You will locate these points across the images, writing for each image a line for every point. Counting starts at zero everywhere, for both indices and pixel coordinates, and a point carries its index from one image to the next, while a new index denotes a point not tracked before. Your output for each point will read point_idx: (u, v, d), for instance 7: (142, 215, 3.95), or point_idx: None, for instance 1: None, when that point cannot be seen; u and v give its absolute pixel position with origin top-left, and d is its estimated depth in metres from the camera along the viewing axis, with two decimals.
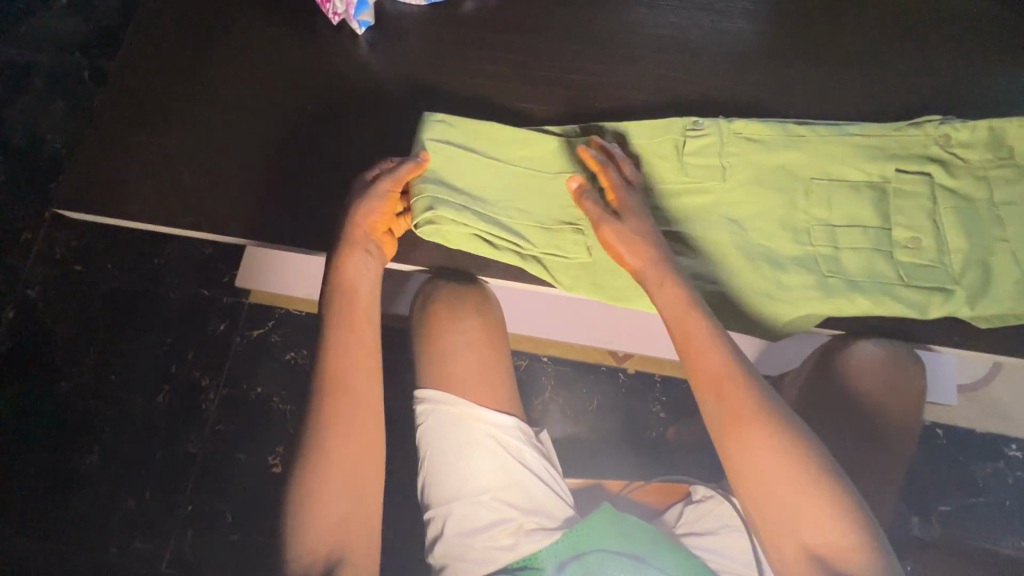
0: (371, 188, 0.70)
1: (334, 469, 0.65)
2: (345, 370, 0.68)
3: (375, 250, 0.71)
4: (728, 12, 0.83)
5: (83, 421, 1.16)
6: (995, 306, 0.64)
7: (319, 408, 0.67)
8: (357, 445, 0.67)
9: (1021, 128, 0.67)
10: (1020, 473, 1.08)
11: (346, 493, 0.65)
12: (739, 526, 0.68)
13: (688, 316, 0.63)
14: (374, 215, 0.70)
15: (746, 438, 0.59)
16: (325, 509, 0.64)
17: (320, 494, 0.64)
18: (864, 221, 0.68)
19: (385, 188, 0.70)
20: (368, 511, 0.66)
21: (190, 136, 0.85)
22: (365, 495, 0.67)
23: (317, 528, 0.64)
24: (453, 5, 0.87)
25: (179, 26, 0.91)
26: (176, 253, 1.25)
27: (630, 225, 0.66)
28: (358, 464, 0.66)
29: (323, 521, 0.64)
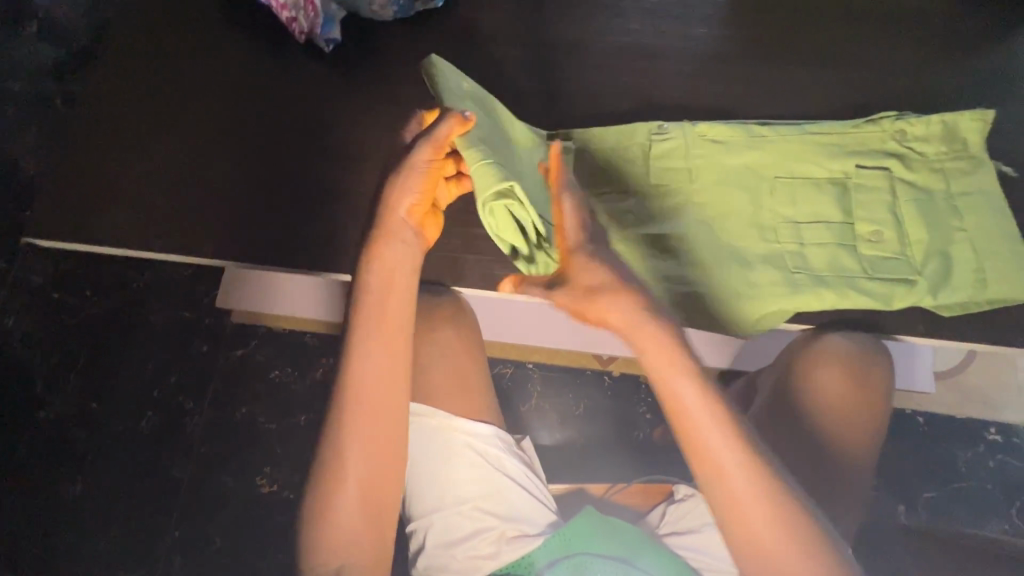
0: (411, 155, 0.66)
1: (352, 475, 0.64)
2: (367, 380, 0.65)
3: (410, 237, 0.69)
4: (689, 18, 0.85)
5: (66, 449, 1.15)
6: (957, 294, 0.66)
7: (339, 417, 0.65)
8: (377, 451, 0.65)
9: (972, 121, 0.70)
10: (1001, 457, 1.09)
11: (363, 500, 0.65)
12: None
13: (676, 375, 0.60)
14: (408, 199, 0.68)
15: (744, 508, 0.58)
16: (342, 516, 0.64)
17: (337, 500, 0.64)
18: (828, 216, 0.70)
19: (425, 156, 0.65)
20: (384, 519, 0.66)
21: (161, 159, 0.85)
22: (383, 503, 0.66)
23: (334, 535, 0.64)
24: (419, 20, 0.88)
25: (147, 50, 0.91)
26: (156, 276, 1.24)
27: (581, 282, 0.63)
28: (377, 470, 0.65)
29: (339, 528, 0.64)
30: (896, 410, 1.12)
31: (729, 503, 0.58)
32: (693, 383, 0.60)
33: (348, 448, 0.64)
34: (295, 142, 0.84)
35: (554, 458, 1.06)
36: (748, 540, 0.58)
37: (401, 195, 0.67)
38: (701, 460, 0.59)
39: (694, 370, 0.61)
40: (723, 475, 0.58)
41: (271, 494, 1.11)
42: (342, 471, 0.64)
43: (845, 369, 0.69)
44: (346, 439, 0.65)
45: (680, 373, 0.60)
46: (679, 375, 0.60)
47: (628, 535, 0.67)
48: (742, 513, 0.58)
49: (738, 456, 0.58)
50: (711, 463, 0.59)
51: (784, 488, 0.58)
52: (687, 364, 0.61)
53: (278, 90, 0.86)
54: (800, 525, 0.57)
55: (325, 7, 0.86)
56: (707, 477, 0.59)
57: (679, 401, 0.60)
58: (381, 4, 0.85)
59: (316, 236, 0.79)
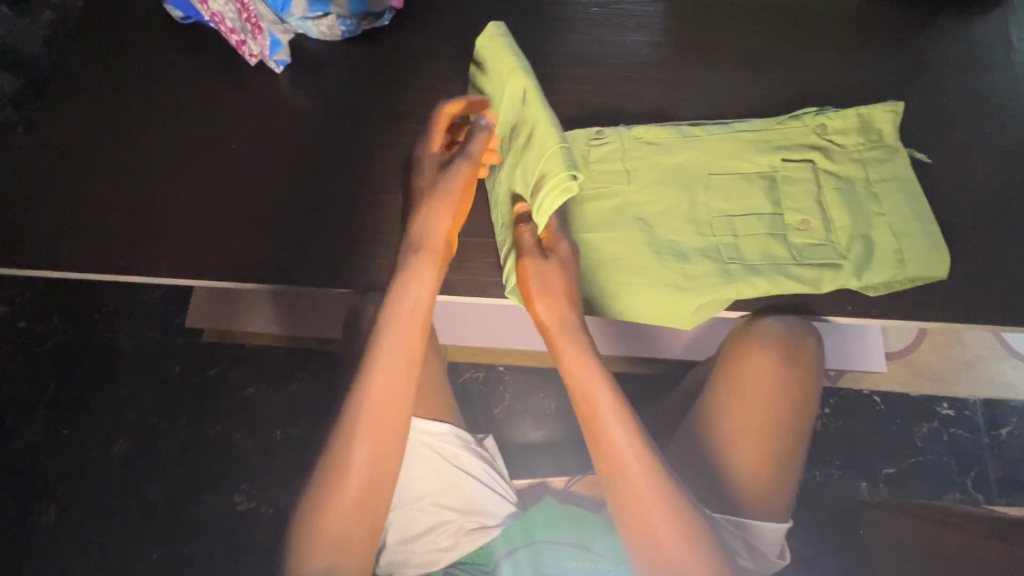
0: (450, 170, 0.71)
1: (356, 469, 0.65)
2: (389, 379, 0.67)
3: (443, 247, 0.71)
4: (624, 27, 0.90)
5: (40, 478, 1.14)
6: (881, 274, 0.71)
7: (353, 413, 0.67)
8: (378, 446, 0.66)
9: (886, 112, 0.76)
10: (954, 431, 1.12)
11: (362, 496, 0.66)
12: None
13: (593, 377, 0.68)
14: (444, 220, 0.71)
15: (643, 498, 0.63)
16: (338, 510, 0.65)
17: (335, 492, 0.65)
18: (759, 208, 0.74)
19: (463, 171, 0.71)
20: (374, 517, 0.67)
21: (119, 183, 0.86)
22: (377, 500, 0.66)
23: (325, 529, 0.65)
24: (367, 38, 0.91)
25: (103, 77, 0.92)
26: (125, 300, 1.24)
27: (544, 268, 0.69)
28: (377, 465, 0.66)
29: (331, 523, 0.65)
30: (853, 391, 1.15)
31: (630, 497, 0.64)
32: (606, 388, 0.67)
33: (360, 440, 0.66)
34: (252, 160, 0.86)
35: (528, 457, 1.09)
36: (639, 532, 0.63)
37: (442, 208, 0.71)
38: (607, 454, 0.65)
39: (609, 379, 0.68)
40: (622, 468, 0.64)
41: (248, 510, 1.11)
42: (344, 464, 0.65)
43: (776, 352, 0.74)
44: (352, 432, 0.66)
45: (596, 376, 0.68)
46: (593, 381, 0.68)
47: (582, 521, 0.73)
48: (639, 506, 0.63)
49: (639, 455, 0.65)
50: (613, 461, 0.65)
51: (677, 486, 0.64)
52: (600, 372, 0.68)
53: (233, 111, 0.89)
54: (688, 520, 0.62)
55: (269, 27, 0.87)
56: (610, 468, 0.65)
57: (591, 404, 0.67)
58: (328, 24, 0.89)
59: (273, 250, 0.81)
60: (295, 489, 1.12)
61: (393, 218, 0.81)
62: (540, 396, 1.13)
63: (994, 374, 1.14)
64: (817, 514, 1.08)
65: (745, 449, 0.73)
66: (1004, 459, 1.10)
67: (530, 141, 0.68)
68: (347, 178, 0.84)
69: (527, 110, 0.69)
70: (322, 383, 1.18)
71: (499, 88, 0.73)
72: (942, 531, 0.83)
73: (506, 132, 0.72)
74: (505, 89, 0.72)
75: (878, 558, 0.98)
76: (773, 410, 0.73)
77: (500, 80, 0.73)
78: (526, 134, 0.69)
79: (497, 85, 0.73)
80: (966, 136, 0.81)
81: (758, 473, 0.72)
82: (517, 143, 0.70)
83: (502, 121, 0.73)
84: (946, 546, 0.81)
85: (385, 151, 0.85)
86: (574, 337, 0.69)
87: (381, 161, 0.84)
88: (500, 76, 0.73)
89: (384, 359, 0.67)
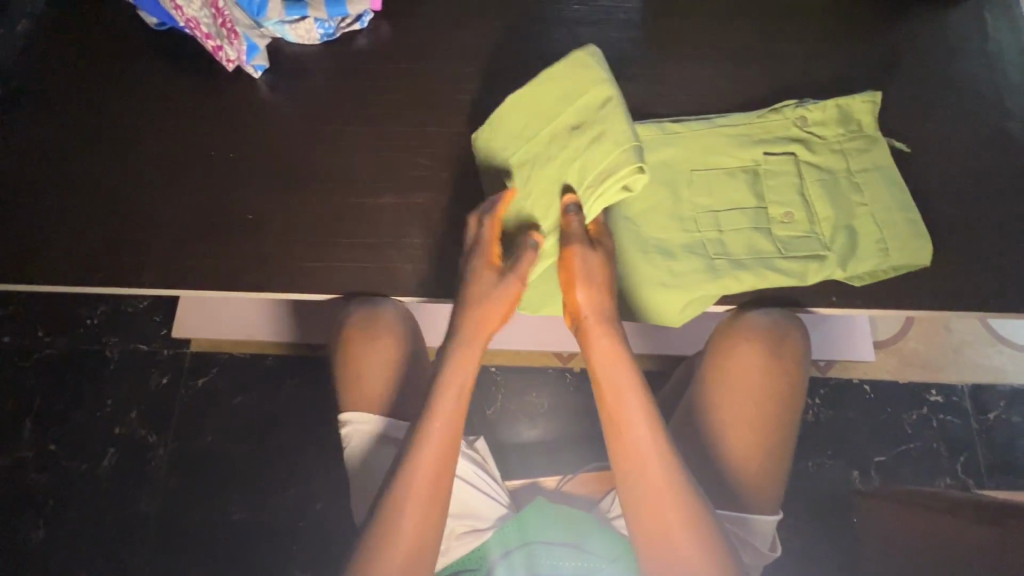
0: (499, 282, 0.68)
1: (417, 489, 0.64)
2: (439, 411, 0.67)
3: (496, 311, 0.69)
4: (603, 24, 0.90)
5: (29, 495, 1.13)
6: (864, 264, 0.71)
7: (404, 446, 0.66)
8: (442, 465, 0.65)
9: (864, 103, 0.76)
10: (944, 417, 1.13)
11: (422, 517, 0.64)
12: None
13: (629, 381, 0.66)
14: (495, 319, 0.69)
15: (659, 508, 0.63)
16: (402, 534, 0.63)
17: (395, 515, 0.64)
18: (743, 202, 0.74)
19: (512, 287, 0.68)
20: (433, 540, 0.64)
21: (98, 193, 0.85)
22: (437, 521, 0.65)
23: (386, 555, 0.63)
24: (346, 41, 0.91)
25: (79, 86, 0.91)
26: (111, 312, 1.23)
27: (589, 266, 0.67)
28: (438, 485, 0.65)
29: (394, 548, 0.63)
30: (844, 380, 1.15)
31: (644, 495, 0.63)
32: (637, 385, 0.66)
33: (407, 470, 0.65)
34: (234, 167, 0.85)
35: (521, 457, 1.09)
36: (647, 526, 0.63)
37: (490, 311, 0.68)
38: (635, 463, 0.64)
39: (640, 378, 0.67)
40: (642, 465, 0.64)
41: (242, 520, 1.10)
42: (405, 485, 0.64)
43: (761, 343, 0.74)
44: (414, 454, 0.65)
45: (631, 381, 0.66)
46: (625, 376, 0.66)
47: (576, 521, 0.73)
48: (655, 505, 0.63)
49: (662, 456, 0.64)
50: (631, 458, 0.64)
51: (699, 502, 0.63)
52: (632, 371, 0.66)
53: (213, 117, 0.88)
54: (706, 536, 0.62)
55: (246, 31, 0.85)
56: (632, 473, 0.64)
57: (618, 401, 0.66)
58: (306, 28, 0.88)
59: (258, 257, 0.80)
60: (289, 497, 1.11)
61: (377, 221, 0.81)
62: (532, 395, 1.12)
63: (980, 360, 1.15)
64: (811, 503, 1.09)
65: (734, 447, 0.73)
66: (993, 444, 1.11)
67: (600, 138, 0.68)
68: (330, 182, 0.83)
69: (603, 111, 0.69)
70: (312, 389, 1.17)
71: (570, 86, 0.72)
72: (933, 517, 0.84)
73: (566, 127, 0.71)
74: (581, 88, 0.71)
75: (873, 545, 0.99)
76: (761, 402, 0.73)
77: (579, 79, 0.71)
78: (596, 131, 0.68)
79: (571, 85, 0.72)
80: (945, 124, 0.82)
81: (749, 469, 0.73)
82: (580, 138, 0.69)
83: (564, 117, 0.71)
84: (938, 532, 0.81)
85: (367, 153, 0.84)
86: (610, 333, 0.67)
87: (364, 164, 0.84)
88: (577, 74, 0.71)
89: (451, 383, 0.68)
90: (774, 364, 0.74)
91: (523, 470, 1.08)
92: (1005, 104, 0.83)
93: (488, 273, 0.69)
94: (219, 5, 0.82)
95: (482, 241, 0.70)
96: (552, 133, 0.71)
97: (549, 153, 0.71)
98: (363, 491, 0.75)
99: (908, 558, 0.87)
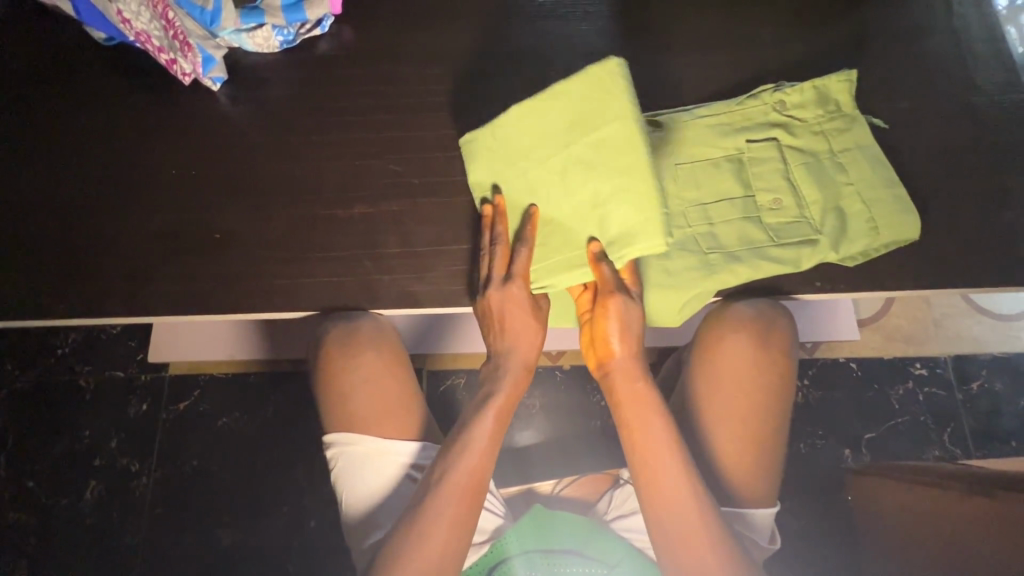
0: (529, 318, 0.70)
1: (454, 492, 0.64)
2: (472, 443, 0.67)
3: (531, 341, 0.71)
4: (570, 17, 0.88)
5: (9, 535, 1.08)
6: (856, 244, 0.71)
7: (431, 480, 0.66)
8: (480, 474, 0.66)
9: (840, 82, 0.76)
10: (929, 390, 1.14)
11: (447, 537, 0.63)
12: None
13: (654, 414, 0.68)
14: (532, 353, 0.71)
15: (685, 538, 0.63)
16: (434, 538, 0.63)
17: (425, 527, 0.63)
18: (730, 193, 0.74)
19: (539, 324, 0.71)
20: (453, 559, 0.63)
21: (57, 219, 0.81)
22: (461, 538, 0.64)
23: (416, 556, 0.62)
24: (308, 47, 0.88)
25: (28, 108, 0.87)
26: (82, 339, 1.18)
27: (625, 308, 0.67)
28: (472, 501, 0.65)
29: (424, 551, 0.62)
30: (830, 360, 1.16)
31: (679, 533, 0.63)
32: (662, 425, 0.67)
33: (430, 503, 0.64)
34: (198, 184, 0.82)
35: (518, 461, 1.07)
36: (682, 560, 0.62)
37: (528, 353, 0.71)
38: (660, 490, 0.65)
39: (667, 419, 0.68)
40: (675, 504, 0.64)
41: (234, 544, 1.08)
42: (443, 491, 0.64)
43: (752, 336, 0.74)
44: (455, 463, 0.66)
45: (655, 414, 0.68)
46: (653, 416, 0.68)
47: (578, 526, 0.73)
48: (689, 541, 0.63)
49: (695, 494, 0.64)
50: (662, 498, 0.65)
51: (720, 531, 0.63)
52: (660, 409, 0.68)
53: (174, 133, 0.84)
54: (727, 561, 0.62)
55: (200, 43, 0.82)
56: (658, 506, 0.65)
57: (647, 440, 0.67)
58: (264, 35, 0.84)
59: (230, 276, 0.77)
60: (281, 515, 1.09)
61: (352, 232, 0.78)
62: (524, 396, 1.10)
63: (961, 331, 1.17)
64: (806, 483, 1.09)
65: (733, 442, 0.72)
66: (977, 412, 1.13)
67: (624, 178, 0.63)
68: (300, 194, 0.80)
69: (622, 152, 0.64)
70: (298, 405, 1.14)
71: (589, 112, 0.66)
72: (920, 491, 0.85)
73: (585, 157, 0.66)
74: (597, 116, 0.65)
75: (868, 521, 1.00)
76: (758, 401, 0.73)
77: (599, 108, 0.65)
78: (617, 172, 0.64)
79: (590, 113, 0.65)
80: (916, 101, 0.82)
81: (748, 463, 0.72)
82: (603, 173, 0.65)
83: (581, 144, 0.66)
84: (931, 506, 0.82)
85: (336, 162, 0.82)
86: (638, 379, 0.69)
87: (334, 174, 0.81)
88: (597, 105, 0.65)
89: (499, 399, 0.69)
90: (762, 360, 0.74)
91: (527, 473, 1.06)
92: (974, 78, 0.84)
93: (525, 299, 0.69)
94: (170, 17, 0.78)
95: (516, 267, 0.69)
96: (568, 165, 0.67)
97: (567, 188, 0.67)
98: (356, 515, 0.73)
99: (905, 534, 0.88)
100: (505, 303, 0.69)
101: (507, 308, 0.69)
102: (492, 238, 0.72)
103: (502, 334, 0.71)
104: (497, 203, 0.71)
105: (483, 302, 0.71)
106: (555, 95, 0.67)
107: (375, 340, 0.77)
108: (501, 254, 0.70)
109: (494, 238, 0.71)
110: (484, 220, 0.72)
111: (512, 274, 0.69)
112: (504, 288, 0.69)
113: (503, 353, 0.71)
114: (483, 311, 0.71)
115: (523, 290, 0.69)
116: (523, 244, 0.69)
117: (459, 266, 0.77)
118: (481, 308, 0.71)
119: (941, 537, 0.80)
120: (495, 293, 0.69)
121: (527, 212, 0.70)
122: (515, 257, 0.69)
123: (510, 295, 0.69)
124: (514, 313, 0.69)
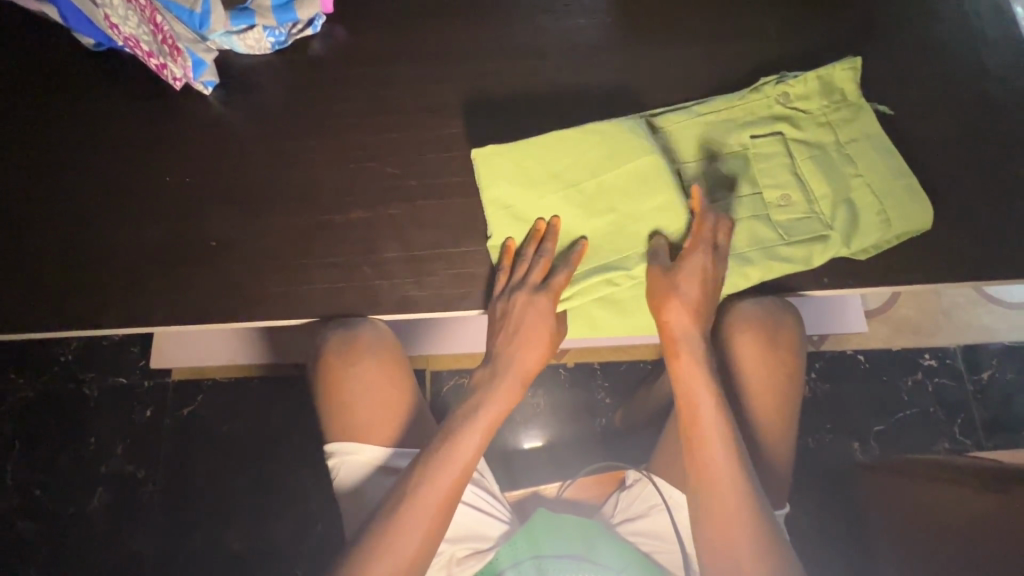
0: (542, 330, 0.68)
1: (433, 502, 0.63)
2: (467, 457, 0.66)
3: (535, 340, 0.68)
4: (566, 10, 0.86)
5: (19, 544, 1.09)
6: (868, 239, 0.70)
7: (422, 485, 0.64)
8: (456, 487, 0.65)
9: (845, 70, 0.74)
10: (938, 380, 1.13)
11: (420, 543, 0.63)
12: (662, 504, 0.73)
13: (701, 384, 0.66)
14: (531, 358, 0.69)
15: (721, 504, 0.63)
16: (406, 545, 0.62)
17: (404, 525, 0.63)
18: (738, 191, 0.72)
19: (541, 337, 0.68)
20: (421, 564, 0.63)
21: (51, 231, 0.80)
22: (428, 550, 0.63)
23: (392, 553, 0.62)
24: (300, 48, 0.86)
25: (21, 119, 0.85)
26: (85, 348, 1.18)
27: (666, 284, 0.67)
28: (445, 511, 0.64)
29: (396, 555, 0.62)
30: (838, 352, 1.15)
31: (713, 508, 0.63)
32: (715, 399, 0.65)
33: (421, 502, 0.63)
34: (192, 191, 0.80)
35: (523, 461, 1.07)
36: (719, 547, 0.62)
37: (520, 364, 0.69)
38: (699, 457, 0.65)
39: (717, 388, 0.66)
40: (711, 475, 0.64)
41: (241, 548, 1.08)
42: (421, 502, 0.63)
43: (757, 336, 0.72)
44: (441, 473, 0.64)
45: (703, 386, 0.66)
46: (703, 387, 0.66)
47: (582, 531, 0.72)
48: (725, 518, 0.62)
49: (735, 464, 0.63)
50: (704, 472, 0.64)
51: (754, 496, 0.63)
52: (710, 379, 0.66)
53: (168, 140, 0.83)
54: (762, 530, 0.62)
55: (189, 46, 0.80)
56: (694, 474, 0.65)
57: (692, 407, 0.66)
58: (255, 38, 0.83)
59: (229, 286, 0.76)
60: (287, 521, 1.08)
61: (350, 237, 0.77)
62: (529, 395, 1.09)
63: (970, 320, 1.15)
64: (815, 480, 1.08)
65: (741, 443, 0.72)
66: (988, 402, 1.11)
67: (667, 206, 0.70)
68: (296, 199, 0.79)
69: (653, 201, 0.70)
70: (301, 408, 1.14)
71: (623, 152, 0.72)
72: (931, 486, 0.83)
73: (618, 195, 0.71)
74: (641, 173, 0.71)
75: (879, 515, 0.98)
76: (770, 401, 0.72)
77: (640, 172, 0.71)
78: (660, 200, 0.70)
79: (635, 172, 0.71)
80: (925, 89, 0.80)
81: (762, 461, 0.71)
82: (636, 198, 0.70)
83: (624, 195, 0.71)
84: (941, 501, 0.81)
85: (333, 165, 0.80)
86: (692, 342, 0.67)
87: (330, 177, 0.80)
88: (640, 170, 0.71)
89: (492, 413, 0.68)
90: (767, 363, 0.73)
91: (518, 478, 1.05)
92: (985, 63, 0.81)
93: (552, 317, 0.68)
94: (157, 21, 0.77)
95: (554, 286, 0.68)
96: (602, 199, 0.71)
97: (596, 213, 0.71)
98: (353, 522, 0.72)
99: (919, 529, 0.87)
100: (528, 313, 0.68)
101: (528, 317, 0.68)
102: (538, 249, 0.70)
103: (512, 343, 0.69)
104: (554, 222, 0.70)
105: (505, 305, 0.69)
106: (589, 134, 0.72)
107: (377, 348, 0.76)
108: (542, 267, 0.69)
109: (540, 251, 0.70)
110: (537, 231, 0.71)
111: (547, 290, 0.68)
112: (534, 298, 0.68)
113: (504, 359, 0.69)
114: (502, 312, 0.69)
115: (551, 306, 0.68)
116: (565, 266, 0.69)
117: (460, 270, 0.75)
118: (501, 311, 0.69)
119: (956, 537, 0.78)
120: (523, 301, 0.68)
121: (577, 243, 0.70)
122: (556, 277, 0.69)
123: (536, 306, 0.68)
124: (534, 328, 0.68)
